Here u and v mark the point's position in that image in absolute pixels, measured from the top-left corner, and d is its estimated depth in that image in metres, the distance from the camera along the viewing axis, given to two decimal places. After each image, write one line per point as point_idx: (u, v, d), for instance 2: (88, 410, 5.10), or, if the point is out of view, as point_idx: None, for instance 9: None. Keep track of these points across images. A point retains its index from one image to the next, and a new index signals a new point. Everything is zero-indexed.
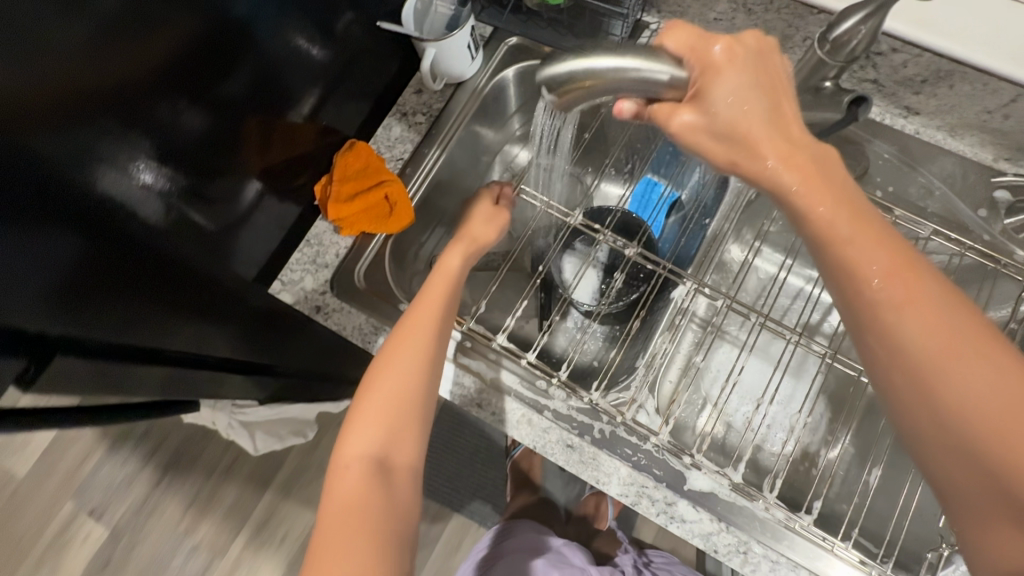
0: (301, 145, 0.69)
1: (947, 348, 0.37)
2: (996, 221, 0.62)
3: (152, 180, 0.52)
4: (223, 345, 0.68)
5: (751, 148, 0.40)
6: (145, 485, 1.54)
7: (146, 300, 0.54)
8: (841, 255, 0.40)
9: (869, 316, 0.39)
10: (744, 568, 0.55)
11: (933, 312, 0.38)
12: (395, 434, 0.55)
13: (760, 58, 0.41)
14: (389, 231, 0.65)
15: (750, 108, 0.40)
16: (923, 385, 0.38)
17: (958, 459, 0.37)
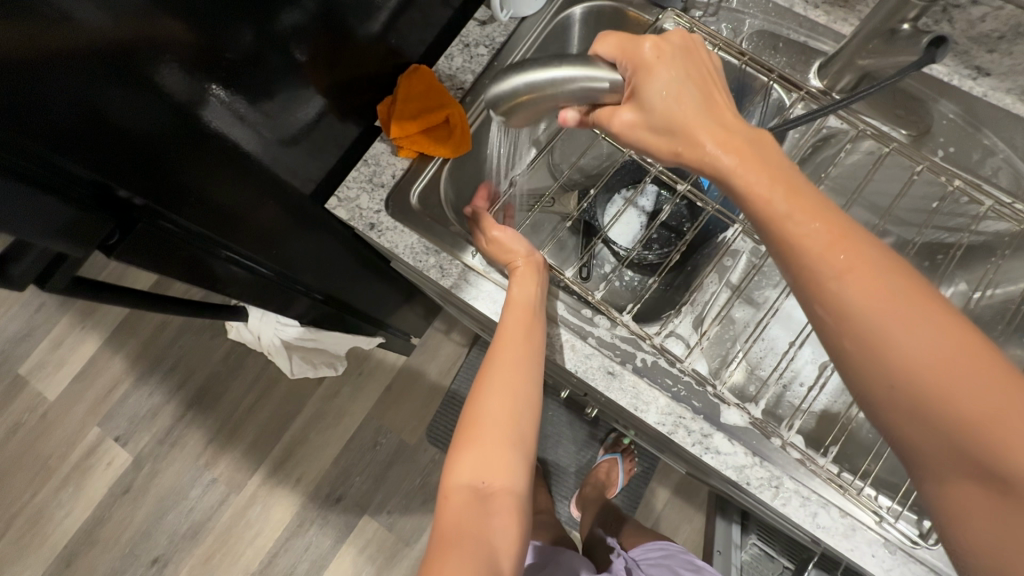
0: (366, 66, 0.70)
1: (889, 310, 0.36)
2: None
3: (222, 93, 0.54)
4: (279, 258, 0.73)
5: (688, 139, 0.43)
6: (169, 417, 1.58)
7: (217, 194, 0.60)
8: (781, 230, 0.39)
9: (811, 288, 0.39)
10: (775, 501, 0.56)
11: (872, 276, 0.37)
12: (493, 455, 0.55)
13: (687, 55, 0.45)
14: (446, 155, 0.67)
15: (684, 104, 0.43)
16: (875, 349, 0.37)
17: (909, 418, 0.36)
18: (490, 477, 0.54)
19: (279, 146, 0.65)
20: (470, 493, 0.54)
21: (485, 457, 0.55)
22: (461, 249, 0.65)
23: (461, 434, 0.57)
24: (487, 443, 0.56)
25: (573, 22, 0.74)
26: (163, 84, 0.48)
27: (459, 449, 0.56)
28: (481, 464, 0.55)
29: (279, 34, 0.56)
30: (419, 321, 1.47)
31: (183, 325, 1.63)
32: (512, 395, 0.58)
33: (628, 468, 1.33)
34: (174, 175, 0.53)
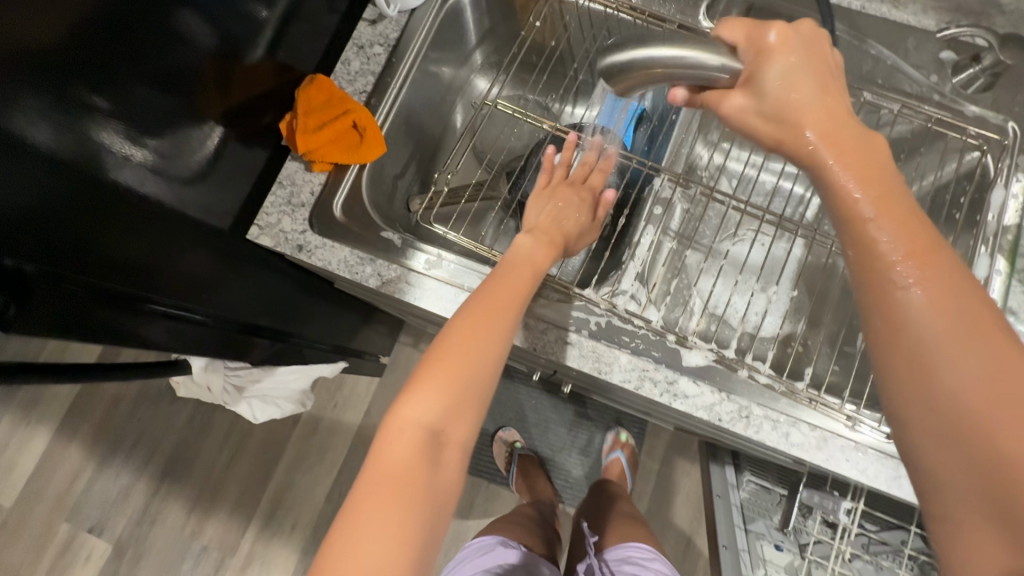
0: (261, 85, 0.67)
1: (949, 332, 0.33)
2: (946, 81, 0.65)
3: (108, 138, 0.51)
4: (213, 302, 0.69)
5: (792, 131, 0.39)
6: (143, 494, 1.49)
7: (125, 246, 0.55)
8: (859, 230, 0.36)
9: (875, 278, 0.35)
10: (748, 431, 0.57)
11: (947, 297, 0.34)
12: (456, 407, 0.48)
13: (813, 56, 0.40)
14: (361, 160, 0.64)
15: (798, 92, 0.39)
16: (924, 368, 0.33)
17: (956, 449, 0.32)
18: (451, 425, 0.47)
19: (184, 184, 0.61)
20: (423, 433, 0.46)
21: (451, 402, 0.48)
22: (396, 252, 0.64)
23: (427, 367, 0.49)
24: (455, 387, 0.48)
25: (464, 7, 0.75)
26: (42, 143, 0.46)
27: (419, 385, 0.48)
28: (445, 407, 0.47)
29: (156, 67, 0.53)
30: (384, 340, 1.44)
31: (138, 397, 1.55)
32: (498, 344, 0.51)
33: (630, 459, 1.33)
34: (72, 231, 0.49)
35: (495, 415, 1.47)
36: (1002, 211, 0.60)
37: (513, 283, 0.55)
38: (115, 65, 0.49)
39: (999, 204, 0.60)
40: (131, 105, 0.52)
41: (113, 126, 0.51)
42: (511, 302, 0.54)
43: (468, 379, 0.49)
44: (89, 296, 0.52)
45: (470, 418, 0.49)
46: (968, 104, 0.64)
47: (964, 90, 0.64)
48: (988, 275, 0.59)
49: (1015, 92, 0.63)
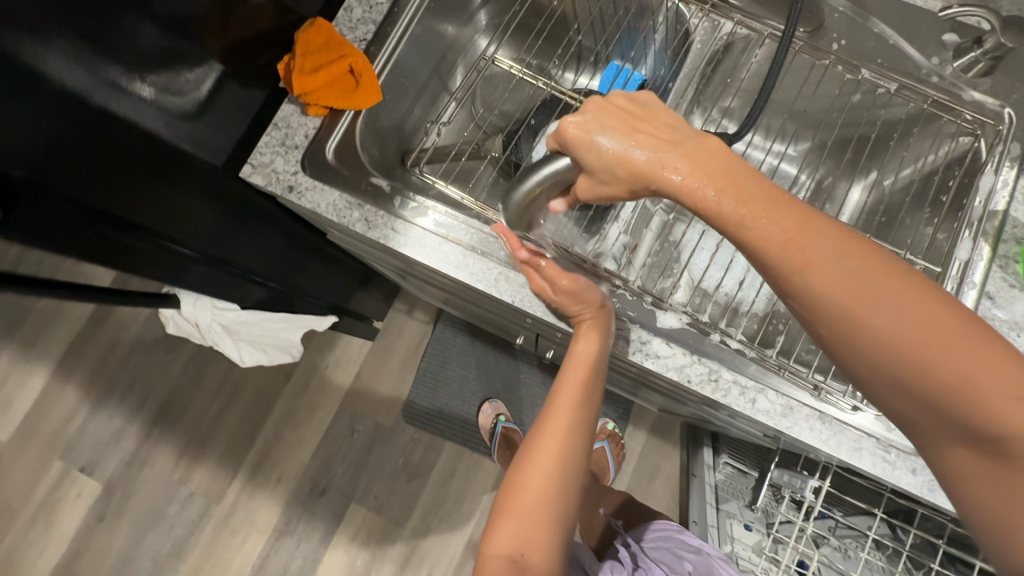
0: (260, 24, 0.67)
1: (848, 296, 0.35)
2: (947, 65, 0.64)
3: (107, 69, 0.52)
4: (205, 237, 0.70)
5: (636, 173, 0.39)
6: (134, 438, 1.53)
7: (120, 173, 0.57)
8: (737, 234, 0.37)
9: (782, 265, 0.36)
10: (715, 394, 0.58)
11: (832, 269, 0.35)
12: (530, 530, 0.57)
13: (608, 109, 0.41)
14: (356, 106, 0.65)
15: (615, 152, 0.40)
16: (852, 323, 0.35)
17: (898, 387, 0.36)
18: (529, 550, 0.57)
19: (182, 119, 0.62)
20: (506, 562, 0.56)
21: (525, 525, 0.57)
22: (385, 199, 0.64)
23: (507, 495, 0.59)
24: (529, 510, 0.58)
25: None
26: (45, 70, 0.47)
27: (501, 517, 0.59)
28: (522, 535, 0.57)
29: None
30: (379, 304, 1.46)
31: (136, 344, 1.58)
32: (559, 460, 0.59)
33: (617, 454, 1.34)
34: (65, 155, 0.51)
35: (483, 386, 1.49)
36: (989, 196, 0.60)
37: (565, 406, 0.61)
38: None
39: (987, 189, 0.60)
40: (127, 35, 0.53)
41: (110, 53, 0.52)
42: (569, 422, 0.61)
43: (540, 499, 0.58)
44: (63, 210, 0.54)
45: (543, 536, 0.57)
46: (967, 89, 0.64)
47: (964, 74, 0.64)
48: (970, 258, 0.59)
49: (1015, 80, 0.63)
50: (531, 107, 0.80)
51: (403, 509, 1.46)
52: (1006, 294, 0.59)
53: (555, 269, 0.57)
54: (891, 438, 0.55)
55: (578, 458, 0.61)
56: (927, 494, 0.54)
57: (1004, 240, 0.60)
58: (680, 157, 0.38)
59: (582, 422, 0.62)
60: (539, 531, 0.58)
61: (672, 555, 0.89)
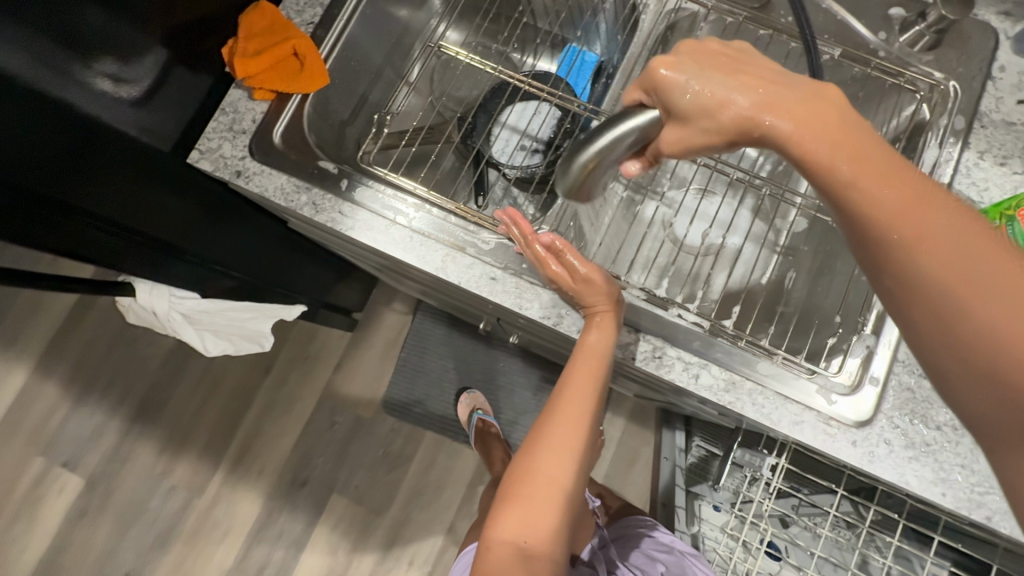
0: (205, 9, 0.66)
1: (955, 274, 0.32)
2: (894, 39, 0.64)
3: (40, 50, 0.52)
4: (161, 227, 0.70)
5: (738, 118, 0.38)
6: (116, 433, 1.53)
7: (67, 159, 0.57)
8: (844, 195, 0.35)
9: (892, 227, 0.34)
10: (659, 370, 0.58)
11: (947, 244, 0.32)
12: (535, 521, 0.55)
13: (703, 55, 0.41)
14: (300, 89, 0.65)
15: (715, 93, 0.39)
16: (956, 302, 0.32)
17: (992, 396, 0.31)
18: (534, 539, 0.55)
19: (130, 106, 0.62)
20: (511, 549, 0.54)
21: (530, 515, 0.55)
22: (332, 182, 0.64)
23: (512, 480, 0.57)
24: (536, 499, 0.55)
25: None
26: None
27: (504, 505, 0.56)
28: (526, 524, 0.55)
29: None
30: (357, 295, 1.46)
31: (116, 339, 1.58)
32: (568, 452, 0.57)
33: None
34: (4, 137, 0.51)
35: (462, 376, 1.49)
36: (933, 169, 0.60)
37: (578, 395, 0.58)
38: None
39: (931, 161, 0.60)
40: (65, 17, 0.53)
41: (48, 36, 0.52)
42: (580, 411, 0.58)
43: (548, 489, 0.55)
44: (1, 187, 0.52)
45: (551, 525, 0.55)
46: (912, 63, 0.64)
47: (910, 49, 0.64)
48: None
49: (960, 52, 0.63)
50: (486, 91, 0.80)
51: (385, 498, 1.47)
52: None
53: (577, 257, 0.56)
54: (831, 412, 0.56)
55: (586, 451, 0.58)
56: (867, 465, 0.55)
57: None
58: (795, 102, 0.37)
59: (592, 414, 0.59)
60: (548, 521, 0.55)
61: (644, 559, 0.85)
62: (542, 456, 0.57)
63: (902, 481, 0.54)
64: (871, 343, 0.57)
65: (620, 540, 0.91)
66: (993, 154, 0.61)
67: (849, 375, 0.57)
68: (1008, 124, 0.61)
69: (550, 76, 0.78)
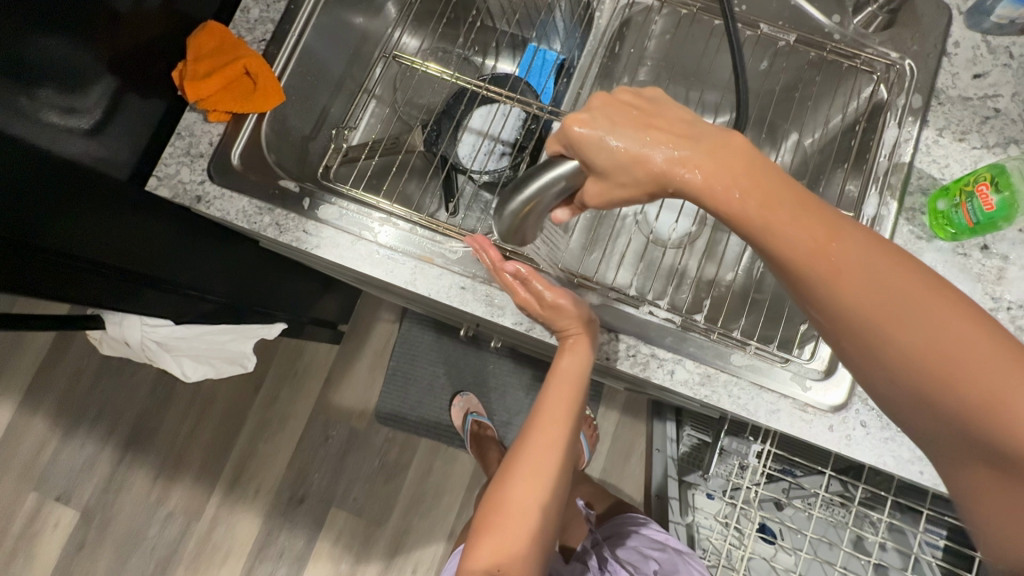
0: (154, 34, 0.65)
1: (877, 305, 0.34)
2: (848, 21, 0.64)
3: None
4: (131, 257, 0.68)
5: (654, 173, 0.39)
6: (108, 464, 1.51)
7: (25, 198, 0.55)
8: (764, 241, 0.36)
9: (814, 271, 0.35)
10: (634, 369, 0.58)
11: (863, 278, 0.34)
12: (507, 547, 0.58)
13: (615, 108, 0.41)
14: (256, 109, 0.64)
15: (627, 151, 0.39)
16: (882, 334, 0.34)
17: (925, 408, 0.34)
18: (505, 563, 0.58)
19: (82, 137, 0.60)
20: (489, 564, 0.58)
21: (502, 543, 0.58)
22: (295, 201, 0.64)
23: (489, 503, 0.60)
24: (506, 527, 0.58)
25: None
26: None
27: (480, 530, 0.60)
28: (498, 550, 0.58)
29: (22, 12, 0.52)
30: (341, 308, 1.45)
31: (101, 368, 1.56)
32: (541, 483, 0.59)
33: (590, 436, 1.36)
34: None
35: (452, 381, 1.49)
36: (894, 149, 0.60)
37: (552, 427, 0.60)
38: None
39: (892, 142, 0.60)
40: (9, 51, 0.52)
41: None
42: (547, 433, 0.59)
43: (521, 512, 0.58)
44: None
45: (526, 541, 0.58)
46: (867, 44, 0.64)
47: (865, 30, 0.64)
48: (877, 213, 0.59)
49: (914, 30, 0.63)
50: (449, 97, 0.80)
51: (385, 508, 1.47)
52: (915, 246, 0.59)
53: (544, 283, 0.54)
54: (807, 398, 0.56)
55: (561, 468, 0.61)
56: (845, 448, 0.55)
57: (911, 192, 0.60)
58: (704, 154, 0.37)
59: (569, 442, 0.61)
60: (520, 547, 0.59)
61: (638, 555, 0.86)
62: (513, 482, 0.59)
63: (880, 462, 0.55)
64: None
65: (612, 538, 0.93)
66: (952, 131, 0.61)
67: (822, 359, 0.57)
68: (965, 99, 0.61)
69: (510, 78, 0.77)
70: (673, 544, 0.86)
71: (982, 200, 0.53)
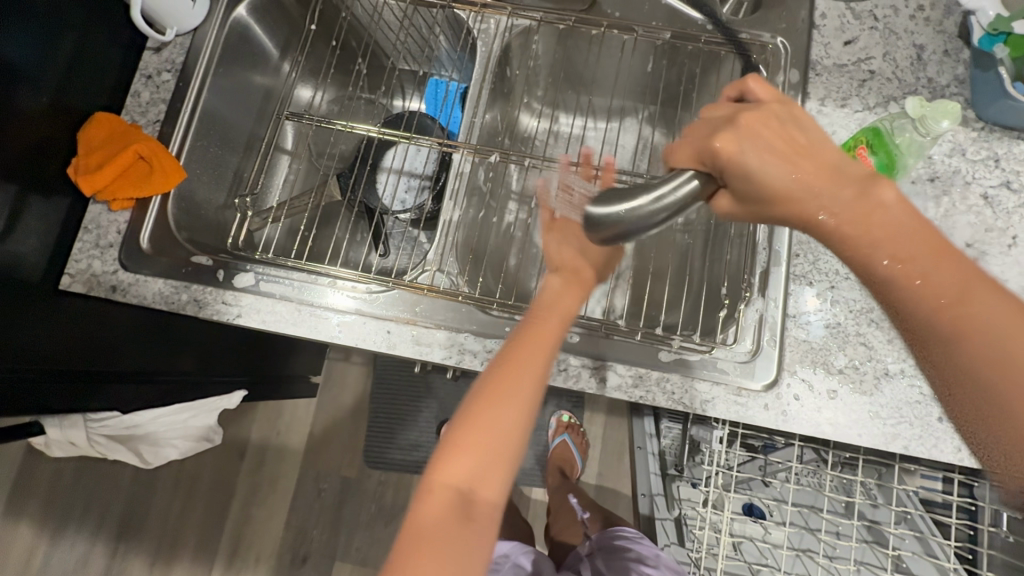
0: (45, 132, 0.65)
1: (996, 373, 0.35)
2: (719, 12, 0.66)
3: None
4: (65, 359, 0.64)
5: (782, 195, 0.40)
6: (102, 558, 1.47)
7: None
8: (886, 292, 0.38)
9: (901, 317, 0.38)
10: (567, 382, 0.58)
11: (989, 337, 0.35)
12: (487, 464, 0.44)
13: (762, 123, 0.40)
14: (156, 191, 0.64)
15: (772, 174, 0.39)
16: (1007, 395, 0.34)
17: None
18: (481, 486, 0.44)
19: None
20: (453, 498, 0.44)
21: (482, 458, 0.44)
22: (209, 275, 0.64)
23: (461, 430, 0.45)
24: (489, 443, 0.45)
25: (248, 23, 0.74)
26: None
27: (452, 444, 0.45)
28: (475, 468, 0.44)
29: None
30: (312, 359, 1.43)
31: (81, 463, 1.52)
32: (533, 400, 0.47)
33: (578, 443, 1.38)
34: None
35: (436, 412, 1.49)
36: None
37: (550, 337, 0.49)
38: None
39: None
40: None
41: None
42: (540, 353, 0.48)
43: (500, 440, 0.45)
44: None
45: (504, 474, 0.45)
46: (741, 31, 0.66)
47: (735, 17, 0.66)
48: None
49: (782, 11, 0.66)
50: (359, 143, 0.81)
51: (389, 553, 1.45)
52: None
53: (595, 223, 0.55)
54: (738, 381, 0.57)
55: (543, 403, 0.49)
56: (783, 424, 0.55)
57: None
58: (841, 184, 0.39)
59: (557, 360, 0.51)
60: (500, 471, 0.45)
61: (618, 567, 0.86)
62: (499, 402, 0.46)
63: (818, 431, 0.55)
64: (760, 307, 0.58)
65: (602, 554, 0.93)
66: (834, 99, 0.63)
67: (747, 340, 0.58)
68: (840, 67, 0.64)
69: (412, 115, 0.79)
70: (665, 562, 0.86)
71: (862, 162, 0.54)
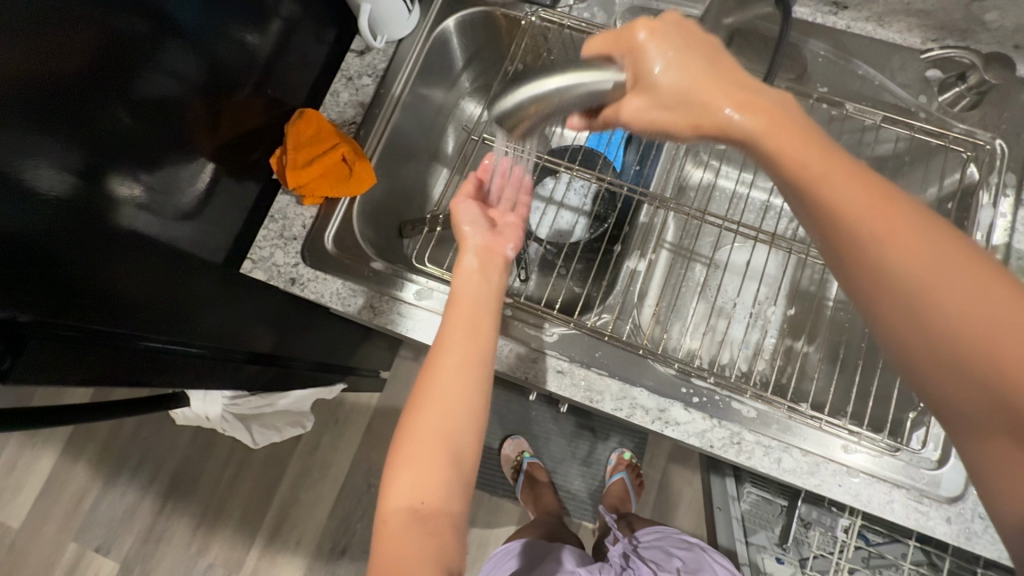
0: (251, 118, 0.66)
1: (931, 272, 0.31)
2: (933, 99, 0.66)
3: (120, 181, 0.50)
4: (245, 338, 0.70)
5: (699, 100, 0.35)
6: (148, 514, 1.46)
7: (159, 291, 0.57)
8: (815, 193, 0.34)
9: (848, 261, 0.34)
10: (740, 457, 0.57)
11: (921, 243, 0.32)
12: (432, 476, 0.46)
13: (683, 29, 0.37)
14: (352, 192, 0.66)
15: (694, 73, 0.36)
16: (941, 286, 0.31)
17: (978, 391, 0.30)
18: (431, 496, 0.46)
19: (186, 222, 0.60)
20: (406, 518, 0.45)
21: (426, 469, 0.46)
22: (388, 284, 0.64)
23: (400, 451, 0.47)
24: (435, 453, 0.47)
25: (450, 35, 0.76)
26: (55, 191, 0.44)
27: (396, 467, 0.47)
28: (418, 482, 0.46)
29: (154, 99, 0.52)
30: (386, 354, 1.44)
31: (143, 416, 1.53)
32: (460, 394, 0.49)
33: (636, 483, 1.36)
34: (117, 276, 0.51)
35: (497, 426, 1.48)
36: (991, 229, 0.60)
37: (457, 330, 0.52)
38: (115, 104, 0.48)
39: (988, 221, 0.60)
40: (101, 129, 0.47)
41: (119, 155, 0.50)
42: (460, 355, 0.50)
43: (438, 446, 0.47)
44: (48, 345, 0.45)
45: (450, 483, 0.46)
46: (955, 121, 0.65)
47: (951, 108, 0.65)
48: None
49: (1002, 111, 0.64)
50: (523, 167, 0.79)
51: None
52: None
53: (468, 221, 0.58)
54: (921, 488, 0.55)
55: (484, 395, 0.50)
56: (964, 543, 0.53)
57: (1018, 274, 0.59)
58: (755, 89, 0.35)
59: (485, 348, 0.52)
60: (447, 476, 0.47)
61: (662, 552, 0.98)
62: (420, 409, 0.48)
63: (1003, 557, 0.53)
64: None
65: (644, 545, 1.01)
66: None
67: (933, 448, 0.56)
68: None
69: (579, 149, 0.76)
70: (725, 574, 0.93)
71: None
